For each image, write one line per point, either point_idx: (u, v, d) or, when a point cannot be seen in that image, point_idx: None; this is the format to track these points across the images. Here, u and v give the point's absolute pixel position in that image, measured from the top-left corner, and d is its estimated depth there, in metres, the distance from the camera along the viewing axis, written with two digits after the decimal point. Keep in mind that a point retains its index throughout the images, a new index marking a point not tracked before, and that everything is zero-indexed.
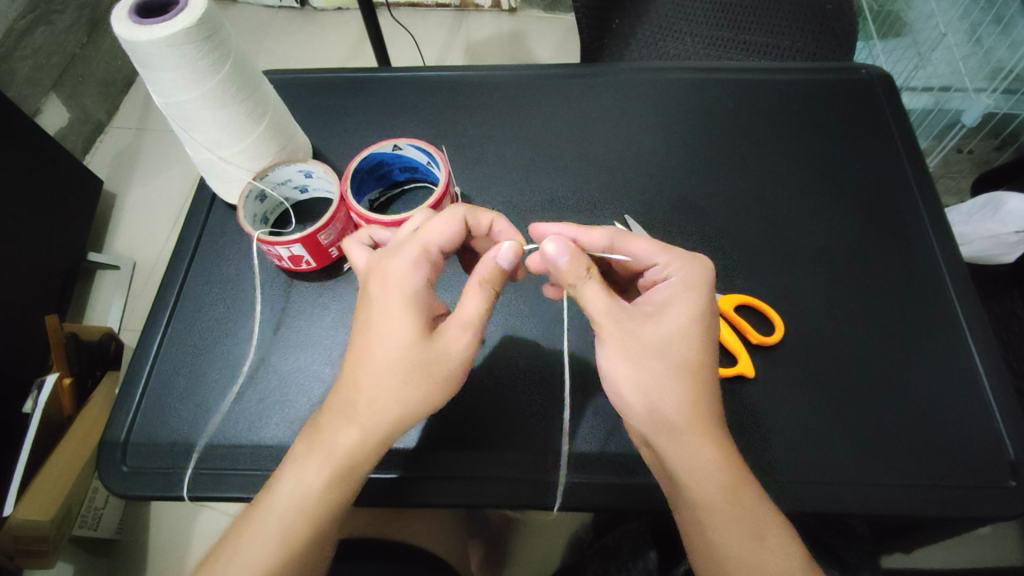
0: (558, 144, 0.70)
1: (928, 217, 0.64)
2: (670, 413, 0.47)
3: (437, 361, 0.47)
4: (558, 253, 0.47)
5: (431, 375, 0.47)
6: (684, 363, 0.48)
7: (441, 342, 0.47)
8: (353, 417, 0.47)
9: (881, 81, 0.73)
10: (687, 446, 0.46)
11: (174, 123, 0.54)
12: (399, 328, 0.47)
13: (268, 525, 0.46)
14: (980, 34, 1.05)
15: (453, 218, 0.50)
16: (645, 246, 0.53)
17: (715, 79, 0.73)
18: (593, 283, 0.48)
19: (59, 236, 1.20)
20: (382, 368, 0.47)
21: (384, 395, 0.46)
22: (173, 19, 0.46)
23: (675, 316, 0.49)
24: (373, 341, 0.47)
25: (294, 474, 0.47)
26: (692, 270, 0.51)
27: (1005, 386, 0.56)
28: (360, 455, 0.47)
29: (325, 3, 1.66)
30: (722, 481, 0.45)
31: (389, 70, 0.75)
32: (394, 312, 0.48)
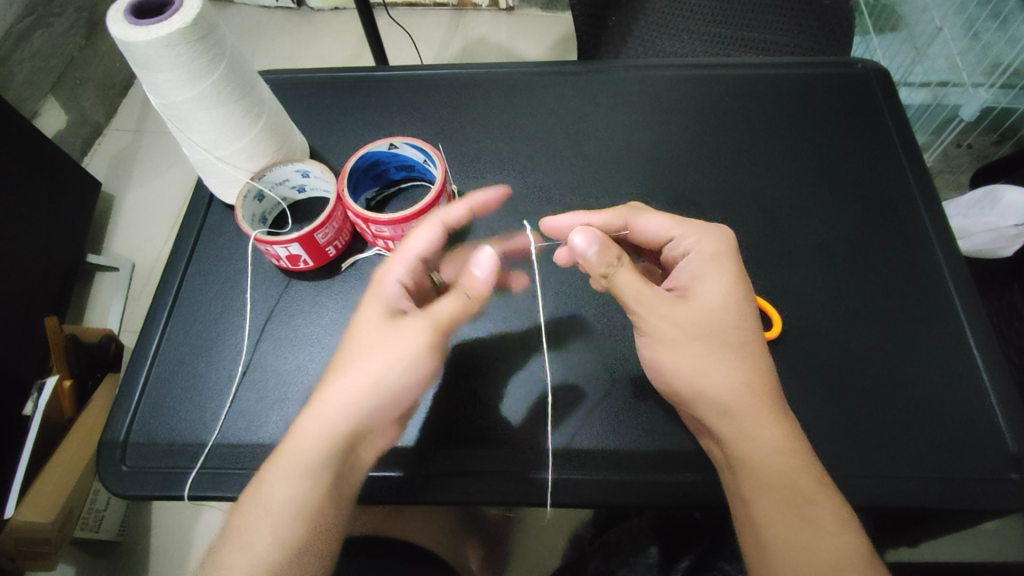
0: (556, 142, 0.70)
1: (925, 210, 0.64)
2: (727, 395, 0.49)
3: (395, 354, 0.50)
4: (587, 244, 0.50)
5: (393, 365, 0.50)
6: (727, 341, 0.51)
7: (402, 329, 0.51)
8: (317, 417, 0.49)
9: (879, 75, 0.73)
10: (753, 426, 0.48)
11: (170, 123, 0.54)
12: (371, 323, 0.52)
13: (243, 541, 0.46)
14: (978, 28, 1.05)
15: (431, 228, 0.54)
16: (657, 221, 0.55)
17: (713, 75, 0.73)
18: (625, 269, 0.50)
19: (58, 239, 1.21)
20: (354, 364, 0.50)
21: (345, 384, 0.49)
22: (168, 19, 0.46)
23: (710, 289, 0.52)
24: (352, 341, 0.52)
25: (265, 485, 0.47)
26: (711, 240, 0.53)
27: (1005, 379, 0.56)
28: (323, 457, 0.48)
29: (323, 3, 1.66)
30: (787, 465, 0.47)
31: (387, 69, 0.75)
32: (367, 313, 0.53)
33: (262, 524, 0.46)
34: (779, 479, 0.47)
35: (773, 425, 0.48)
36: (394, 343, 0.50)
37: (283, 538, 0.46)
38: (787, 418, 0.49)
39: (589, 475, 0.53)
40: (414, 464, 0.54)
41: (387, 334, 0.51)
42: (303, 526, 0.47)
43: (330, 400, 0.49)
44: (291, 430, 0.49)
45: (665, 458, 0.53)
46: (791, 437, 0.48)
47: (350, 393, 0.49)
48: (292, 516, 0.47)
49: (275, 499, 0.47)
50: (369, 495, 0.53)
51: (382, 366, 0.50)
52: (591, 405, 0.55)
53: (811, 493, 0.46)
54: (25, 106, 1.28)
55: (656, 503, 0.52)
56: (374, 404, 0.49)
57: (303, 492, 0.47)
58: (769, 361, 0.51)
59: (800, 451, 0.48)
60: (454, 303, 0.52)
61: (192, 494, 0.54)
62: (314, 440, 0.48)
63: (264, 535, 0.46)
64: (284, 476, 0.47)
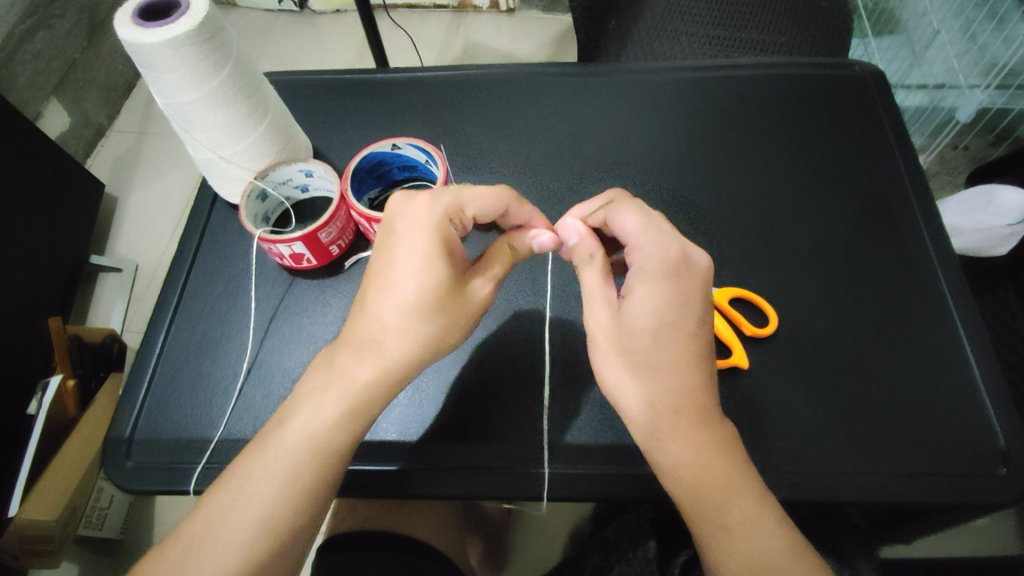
0: (555, 143, 0.71)
1: (919, 209, 0.65)
2: (653, 406, 0.49)
3: (459, 312, 0.50)
4: (568, 233, 0.53)
5: (458, 326, 0.51)
6: (646, 359, 0.49)
7: (469, 292, 0.51)
8: (374, 362, 0.48)
9: (874, 77, 0.74)
10: (663, 443, 0.48)
11: (175, 123, 0.55)
12: (429, 278, 0.48)
13: (277, 463, 0.46)
14: (975, 30, 1.06)
15: (494, 197, 0.52)
16: (625, 223, 0.53)
17: (710, 77, 0.74)
18: (591, 268, 0.53)
19: (61, 241, 1.21)
20: (412, 321, 0.48)
21: (407, 337, 0.48)
22: (175, 22, 0.47)
23: (639, 305, 0.50)
24: (398, 293, 0.48)
25: (310, 408, 0.47)
26: (655, 255, 0.51)
27: (996, 376, 0.57)
28: (381, 402, 0.49)
29: (325, 5, 1.67)
30: (695, 474, 0.48)
31: (388, 71, 0.76)
32: (418, 261, 0.49)
33: (297, 464, 0.46)
34: (695, 486, 0.47)
35: (686, 440, 0.48)
36: (461, 300, 0.50)
37: (314, 478, 0.46)
38: (705, 436, 0.48)
39: (582, 469, 0.54)
40: (416, 458, 0.55)
41: (455, 284, 0.50)
42: (332, 470, 0.47)
43: (390, 344, 0.48)
44: (342, 369, 0.48)
45: None
46: (699, 451, 0.48)
47: (418, 343, 0.48)
48: (329, 458, 0.47)
49: (314, 433, 0.47)
50: (368, 487, 0.54)
51: (449, 315, 0.50)
52: (588, 400, 0.56)
53: (730, 486, 0.47)
54: (27, 108, 1.29)
55: (652, 497, 0.53)
56: (433, 352, 0.50)
57: (343, 434, 0.47)
58: (701, 384, 0.50)
59: (709, 459, 0.48)
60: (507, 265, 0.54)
61: (197, 489, 0.55)
62: (368, 384, 0.48)
63: (298, 465, 0.46)
64: (331, 419, 0.47)
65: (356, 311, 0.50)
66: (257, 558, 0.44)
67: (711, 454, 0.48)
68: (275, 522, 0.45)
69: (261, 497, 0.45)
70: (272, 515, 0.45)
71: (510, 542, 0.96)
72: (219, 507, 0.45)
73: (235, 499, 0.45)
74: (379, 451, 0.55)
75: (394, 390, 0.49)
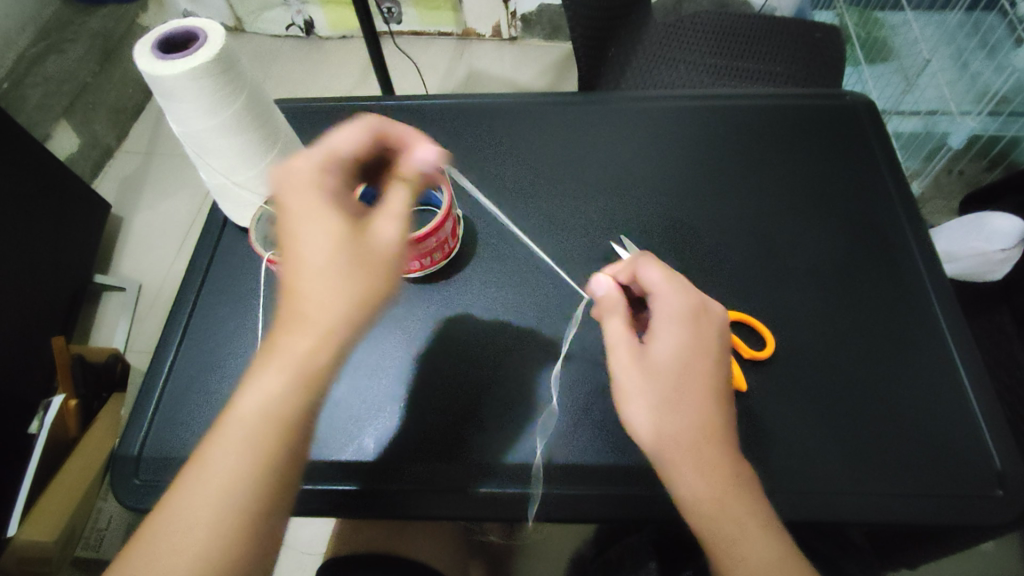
0: (557, 169, 0.72)
1: (911, 235, 0.67)
2: (677, 445, 0.49)
3: (369, 251, 0.45)
4: (599, 287, 0.56)
5: (374, 266, 0.45)
6: (668, 397, 0.50)
7: (371, 230, 0.46)
8: (307, 328, 0.44)
9: (866, 106, 0.76)
10: (686, 475, 0.49)
11: (190, 151, 0.57)
12: (323, 226, 0.45)
13: (229, 444, 0.42)
14: (967, 58, 1.15)
15: (358, 130, 0.52)
16: (648, 275, 0.55)
17: (707, 106, 0.76)
18: (617, 317, 0.54)
19: (66, 260, 1.23)
20: (322, 273, 0.44)
21: (324, 290, 0.44)
22: (194, 54, 0.49)
23: (665, 347, 0.52)
24: (303, 252, 0.45)
25: (253, 384, 0.43)
26: (675, 301, 0.53)
27: (990, 398, 0.58)
28: (325, 364, 0.44)
29: (331, 32, 1.72)
30: (718, 505, 0.48)
31: (395, 98, 0.78)
32: (311, 214, 0.45)
33: (249, 442, 0.42)
34: (713, 516, 0.48)
35: (706, 472, 0.49)
36: (364, 238, 0.46)
37: (269, 457, 0.42)
38: (722, 466, 0.49)
39: (573, 489, 0.54)
40: (422, 479, 0.55)
41: (351, 228, 0.45)
42: (285, 446, 0.43)
43: (315, 306, 0.44)
44: (277, 338, 0.44)
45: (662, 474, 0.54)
46: (719, 481, 0.48)
47: (339, 293, 0.44)
48: (281, 433, 0.43)
49: (261, 408, 0.43)
50: (372, 506, 0.54)
51: (361, 261, 0.45)
52: (580, 420, 0.57)
53: (734, 533, 0.48)
54: (37, 129, 1.34)
55: (653, 518, 0.53)
56: (365, 303, 0.45)
57: (290, 403, 0.43)
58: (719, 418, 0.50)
59: (727, 491, 0.48)
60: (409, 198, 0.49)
61: None
62: (304, 347, 0.43)
63: (250, 442, 0.42)
64: (275, 395, 0.43)
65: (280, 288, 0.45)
66: (222, 548, 0.41)
67: (728, 485, 0.49)
68: (238, 514, 0.41)
69: (217, 483, 0.42)
70: (230, 501, 0.41)
71: (513, 563, 0.95)
72: (179, 508, 0.41)
73: (191, 489, 0.41)
74: (378, 471, 0.55)
75: (337, 349, 0.44)
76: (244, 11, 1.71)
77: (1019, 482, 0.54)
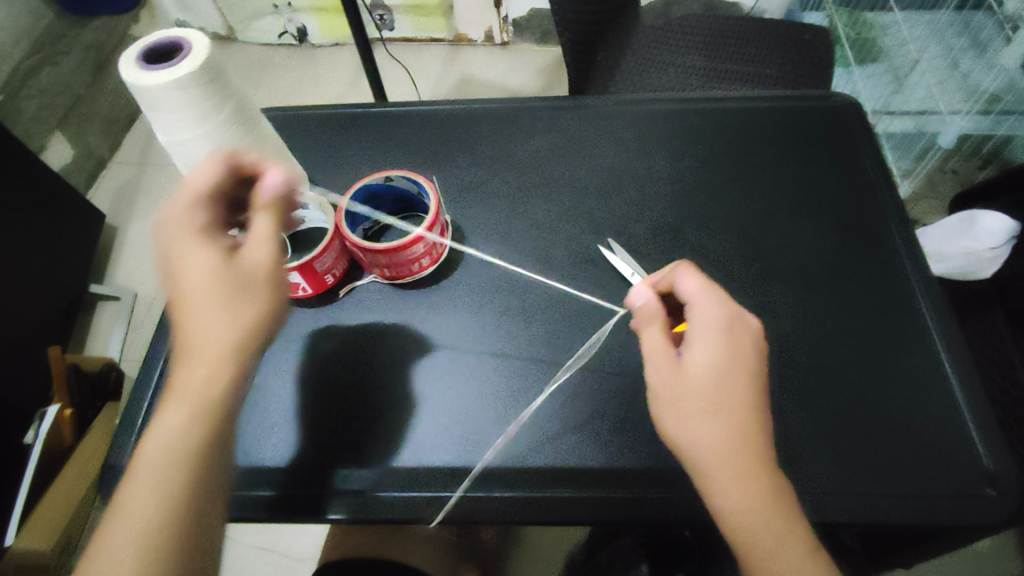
0: (544, 174, 0.73)
1: (898, 235, 0.67)
2: (714, 455, 0.49)
3: (243, 283, 0.47)
4: (638, 296, 0.56)
5: (252, 296, 0.47)
6: (706, 407, 0.51)
7: (242, 263, 0.47)
8: (197, 361, 0.45)
9: (851, 107, 0.76)
10: (727, 487, 0.49)
11: (177, 160, 0.57)
12: (201, 267, 0.46)
13: (138, 490, 0.42)
14: (957, 57, 1.16)
15: (212, 158, 0.51)
16: (689, 282, 0.55)
17: (693, 109, 0.77)
18: (655, 327, 0.54)
19: (61, 271, 1.23)
20: (203, 311, 0.45)
21: (207, 325, 0.45)
22: (179, 64, 0.49)
23: (701, 356, 0.52)
24: (185, 294, 0.46)
25: (155, 426, 0.44)
26: (713, 311, 0.53)
27: (978, 398, 0.58)
28: (221, 394, 0.45)
29: (323, 39, 1.73)
30: (759, 515, 0.48)
31: (384, 106, 0.79)
32: (191, 255, 0.47)
33: (159, 477, 0.43)
34: (754, 527, 0.48)
35: (750, 483, 0.49)
36: (239, 272, 0.47)
37: (185, 487, 0.43)
38: (763, 476, 0.49)
39: (574, 492, 0.53)
40: (406, 484, 0.55)
41: (226, 265, 0.47)
42: (201, 473, 0.44)
43: (201, 339, 0.45)
44: (173, 379, 0.45)
45: (654, 476, 0.54)
46: (762, 492, 0.49)
47: (224, 326, 0.45)
48: (191, 468, 0.44)
49: (167, 446, 0.43)
50: (362, 512, 0.54)
51: (234, 292, 0.46)
52: (573, 421, 0.57)
53: (772, 542, 0.48)
54: (32, 141, 1.35)
55: (645, 520, 0.53)
56: (248, 330, 0.46)
57: (193, 436, 0.44)
58: (757, 426, 0.50)
59: (767, 502, 0.48)
60: (273, 222, 0.50)
61: None
62: (199, 381, 0.45)
63: (160, 481, 0.43)
64: (178, 427, 0.44)
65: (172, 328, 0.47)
66: None
67: (768, 496, 0.49)
68: (166, 544, 0.42)
69: (135, 528, 0.41)
70: (154, 540, 0.41)
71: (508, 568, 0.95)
72: (98, 557, 0.41)
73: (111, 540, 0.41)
74: (384, 477, 0.55)
75: (231, 378, 0.45)
76: (236, 20, 1.71)
77: (1009, 481, 0.54)
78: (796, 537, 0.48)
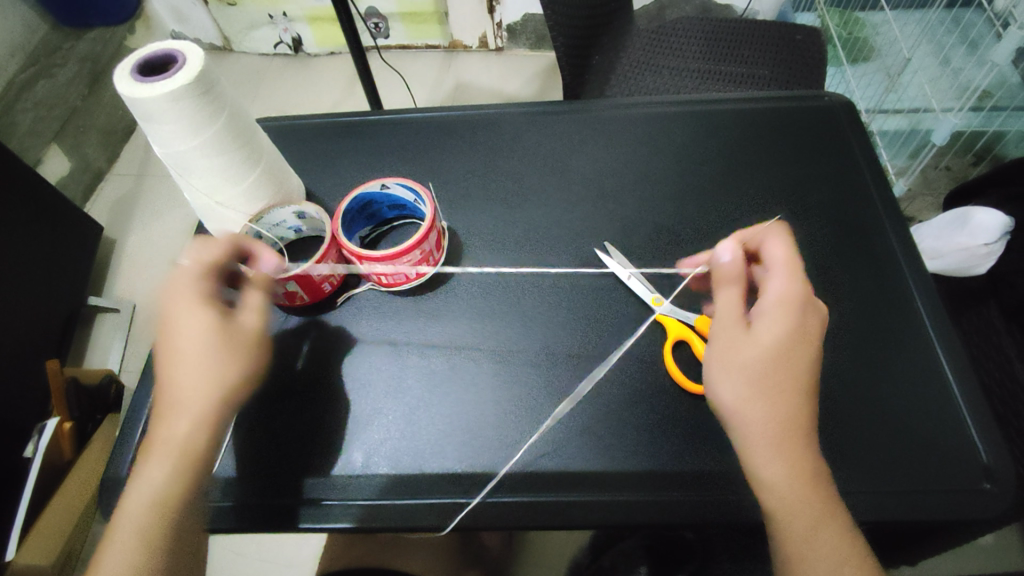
0: (539, 178, 0.73)
1: (891, 233, 0.68)
2: (758, 434, 0.50)
3: (232, 346, 0.53)
4: (723, 253, 0.57)
5: (238, 358, 0.53)
6: (765, 378, 0.52)
7: (235, 331, 0.54)
8: (183, 416, 0.51)
9: (843, 106, 0.77)
10: (770, 462, 0.49)
11: (172, 171, 0.57)
12: (195, 331, 0.53)
13: (126, 528, 0.49)
14: (948, 55, 1.17)
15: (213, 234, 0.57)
16: (776, 252, 0.56)
17: (686, 111, 0.77)
18: (731, 290, 0.55)
19: (59, 284, 1.23)
20: (192, 369, 0.52)
21: (193, 383, 0.52)
22: (173, 76, 0.50)
23: (770, 329, 0.53)
24: (178, 355, 0.52)
25: (142, 471, 0.50)
26: (789, 286, 0.54)
27: (974, 394, 0.58)
28: (202, 441, 0.51)
29: (318, 48, 1.74)
30: (795, 493, 0.49)
31: (379, 113, 0.79)
32: (185, 319, 0.53)
33: (143, 518, 0.49)
34: (788, 506, 0.49)
35: (790, 459, 0.49)
36: (231, 338, 0.54)
37: (163, 526, 0.49)
38: (802, 453, 0.50)
39: (579, 496, 0.53)
40: (405, 492, 0.55)
41: (220, 330, 0.53)
42: (180, 514, 0.50)
43: (189, 394, 0.51)
44: (160, 427, 0.52)
45: (651, 478, 0.54)
46: (803, 470, 0.49)
47: (209, 384, 0.52)
48: (173, 507, 0.50)
49: (152, 488, 0.50)
50: (361, 521, 0.54)
51: (225, 355, 0.53)
52: (575, 424, 0.57)
53: (804, 523, 0.48)
54: (28, 154, 1.36)
55: (644, 522, 0.53)
56: (230, 385, 0.53)
57: (176, 478, 0.50)
58: (802, 405, 0.51)
59: (807, 479, 0.49)
60: (264, 297, 0.57)
61: None
62: (183, 430, 0.51)
63: (145, 519, 0.49)
64: (160, 473, 0.50)
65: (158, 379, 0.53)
66: None
67: (806, 473, 0.49)
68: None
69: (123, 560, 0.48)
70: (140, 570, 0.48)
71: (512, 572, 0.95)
72: None
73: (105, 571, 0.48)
74: (390, 484, 0.55)
75: (212, 426, 0.52)
76: (231, 31, 1.72)
77: (1006, 475, 0.54)
78: (826, 515, 0.48)
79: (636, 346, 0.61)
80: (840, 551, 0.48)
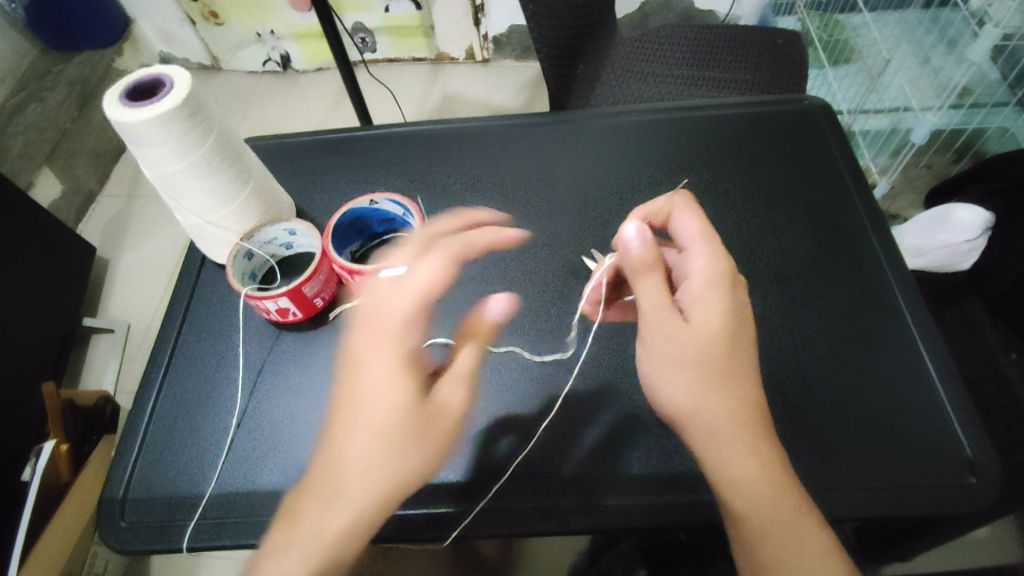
0: (526, 189, 0.74)
1: (872, 233, 0.69)
2: (717, 424, 0.51)
3: (420, 431, 0.48)
4: (634, 239, 0.55)
5: (425, 446, 0.48)
6: (716, 368, 0.52)
7: (436, 408, 0.49)
8: (342, 507, 0.46)
9: (823, 109, 0.78)
10: (736, 456, 0.50)
11: (163, 193, 0.58)
12: (389, 405, 0.47)
13: None
14: (928, 54, 1.20)
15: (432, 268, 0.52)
16: (687, 227, 0.57)
17: (669, 117, 0.78)
18: (653, 276, 0.54)
19: (54, 306, 1.23)
20: (367, 452, 0.47)
21: (362, 471, 0.47)
22: (160, 100, 0.51)
23: (707, 314, 0.53)
24: (354, 432, 0.47)
25: (276, 558, 0.45)
26: (714, 263, 0.54)
27: (958, 389, 0.59)
28: (356, 541, 0.46)
29: (306, 65, 1.75)
30: (766, 487, 0.49)
31: (367, 129, 0.80)
32: (377, 389, 0.48)
33: None
34: (758, 502, 0.49)
35: (752, 452, 0.50)
36: (425, 419, 0.48)
37: None
38: (767, 444, 0.50)
39: (569, 501, 0.54)
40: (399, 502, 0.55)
41: (419, 408, 0.48)
42: None
43: (356, 488, 0.46)
44: (308, 510, 0.47)
45: (639, 482, 0.55)
46: (767, 464, 0.50)
47: (384, 476, 0.47)
48: None
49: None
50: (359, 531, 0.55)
51: (417, 444, 0.48)
52: (564, 431, 0.58)
53: (786, 518, 0.49)
54: (21, 178, 1.36)
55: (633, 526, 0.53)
56: (405, 477, 0.47)
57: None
58: (758, 398, 0.52)
59: (778, 474, 0.49)
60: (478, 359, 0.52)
61: (191, 545, 0.56)
62: (332, 523, 0.46)
63: None
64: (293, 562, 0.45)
65: (323, 454, 0.48)
66: None
67: (771, 468, 0.50)
68: None
69: None
70: None
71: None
72: None
73: None
74: None
75: (373, 524, 0.47)
76: (220, 50, 1.74)
77: (990, 468, 0.55)
78: (800, 508, 0.49)
79: (624, 351, 0.62)
80: (822, 544, 0.49)
